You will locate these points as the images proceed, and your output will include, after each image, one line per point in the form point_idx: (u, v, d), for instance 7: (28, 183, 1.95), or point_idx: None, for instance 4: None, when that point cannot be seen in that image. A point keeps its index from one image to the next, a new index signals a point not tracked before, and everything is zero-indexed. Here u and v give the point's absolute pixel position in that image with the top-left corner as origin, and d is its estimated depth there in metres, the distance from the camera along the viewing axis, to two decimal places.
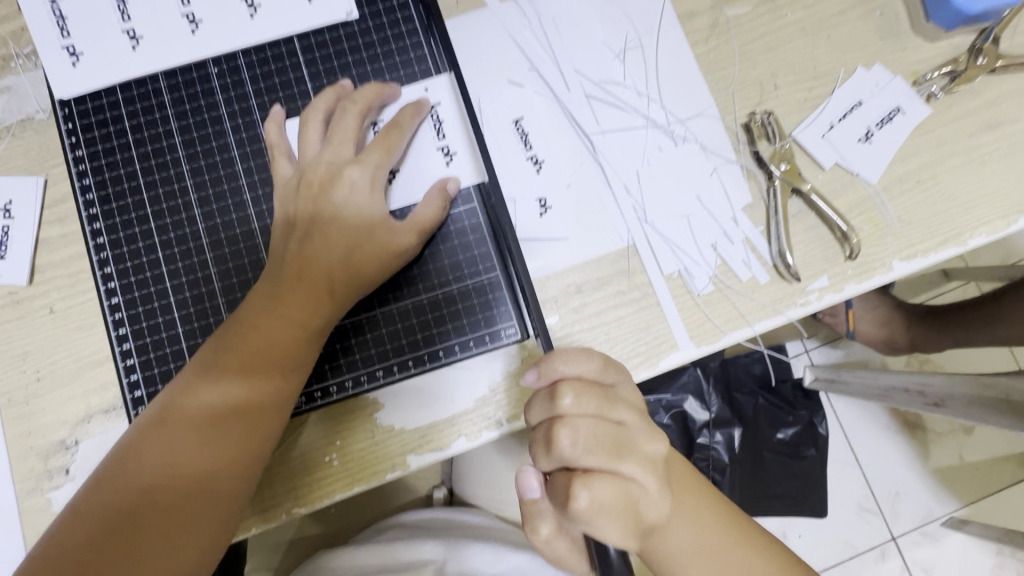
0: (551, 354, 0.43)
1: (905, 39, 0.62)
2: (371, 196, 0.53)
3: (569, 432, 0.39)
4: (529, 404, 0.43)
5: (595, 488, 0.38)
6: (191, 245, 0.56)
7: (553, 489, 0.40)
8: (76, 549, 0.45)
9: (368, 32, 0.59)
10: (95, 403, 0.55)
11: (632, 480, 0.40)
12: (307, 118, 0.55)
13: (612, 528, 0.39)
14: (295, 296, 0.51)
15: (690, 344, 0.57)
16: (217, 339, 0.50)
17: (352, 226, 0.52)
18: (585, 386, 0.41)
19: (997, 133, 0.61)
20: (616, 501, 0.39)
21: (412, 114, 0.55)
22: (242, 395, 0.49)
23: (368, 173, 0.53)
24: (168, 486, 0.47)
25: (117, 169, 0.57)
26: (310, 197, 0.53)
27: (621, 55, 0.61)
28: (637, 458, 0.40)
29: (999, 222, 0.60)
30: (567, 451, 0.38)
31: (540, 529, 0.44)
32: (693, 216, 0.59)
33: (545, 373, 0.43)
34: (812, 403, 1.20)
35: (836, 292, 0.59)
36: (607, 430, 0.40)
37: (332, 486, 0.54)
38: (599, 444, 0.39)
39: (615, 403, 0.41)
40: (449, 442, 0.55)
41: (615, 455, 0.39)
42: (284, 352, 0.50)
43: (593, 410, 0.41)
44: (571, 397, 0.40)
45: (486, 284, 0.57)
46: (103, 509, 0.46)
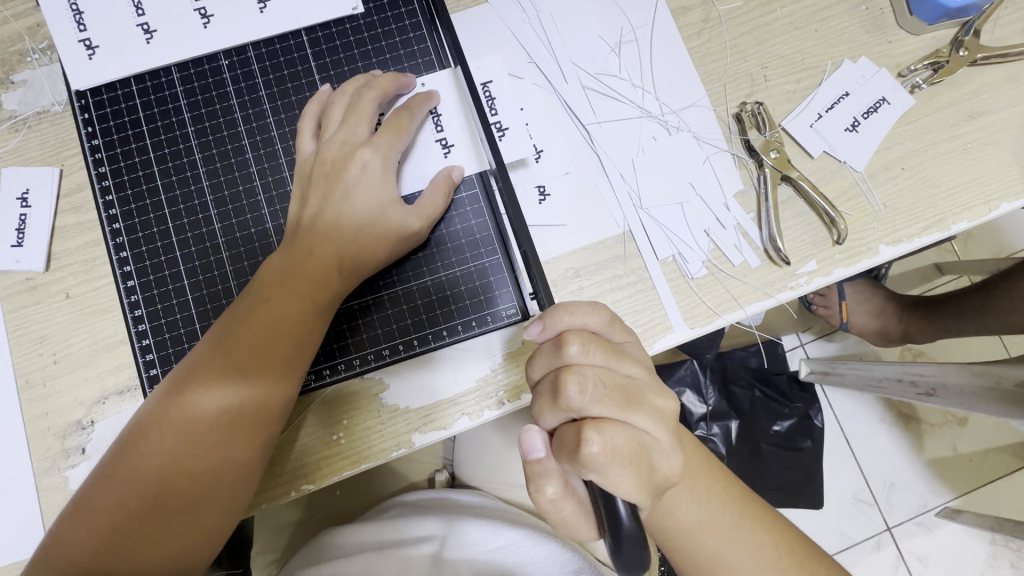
0: (554, 307, 0.43)
1: (890, 32, 0.64)
2: (382, 178, 0.55)
3: (577, 380, 0.38)
4: (534, 357, 0.42)
5: (607, 433, 0.37)
6: (204, 230, 0.58)
7: (562, 443, 0.38)
8: (100, 522, 0.47)
9: (372, 26, 0.61)
10: (110, 384, 0.57)
11: (642, 430, 0.39)
12: (333, 101, 0.57)
13: (624, 479, 0.37)
14: (304, 274, 0.52)
15: (684, 326, 0.59)
16: (228, 315, 0.52)
17: (361, 207, 0.54)
18: (590, 337, 0.41)
19: (979, 123, 0.63)
20: (629, 447, 0.37)
21: (422, 102, 0.57)
22: (253, 371, 0.50)
23: (380, 156, 0.54)
24: (184, 456, 0.49)
25: (131, 157, 0.59)
26: (324, 175, 0.55)
27: (616, 48, 0.63)
28: (649, 409, 0.40)
29: (981, 208, 0.62)
30: (575, 399, 0.37)
31: (545, 490, 0.40)
32: (687, 203, 0.62)
33: (548, 327, 0.42)
34: (808, 395, 1.22)
35: (825, 276, 0.61)
36: (614, 379, 0.39)
37: (340, 462, 0.56)
38: (608, 391, 0.38)
39: (621, 355, 0.41)
40: (452, 420, 0.57)
41: (626, 403, 0.39)
42: (294, 329, 0.52)
43: (599, 360, 0.40)
44: (577, 345, 0.40)
45: (487, 268, 0.59)
46: (123, 478, 0.48)
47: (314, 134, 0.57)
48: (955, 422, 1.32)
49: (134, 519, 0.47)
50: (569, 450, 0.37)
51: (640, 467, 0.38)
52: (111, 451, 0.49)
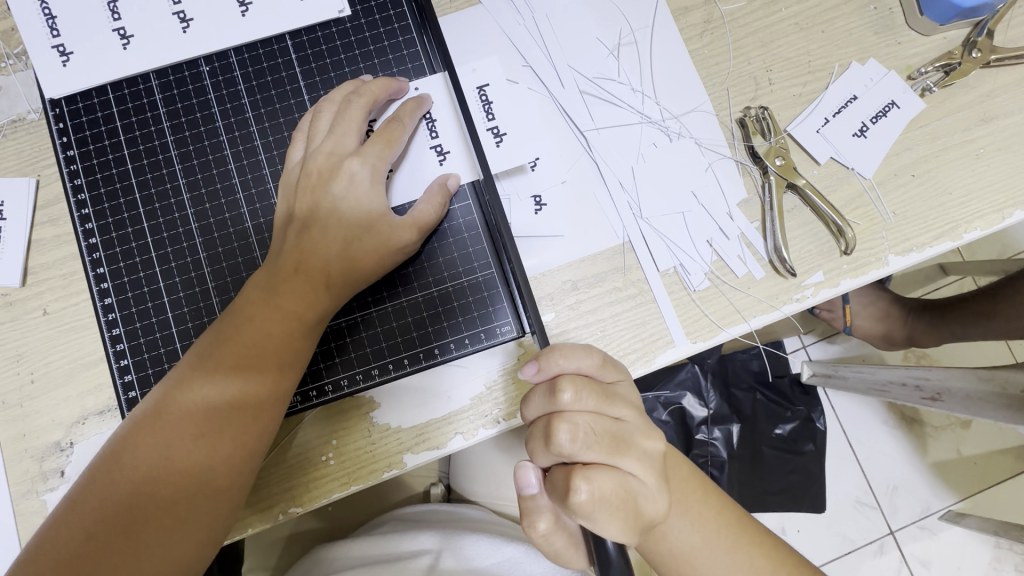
0: (550, 347, 0.40)
1: (900, 33, 0.62)
2: (371, 189, 0.52)
3: (569, 428, 0.36)
4: (527, 398, 0.40)
5: (595, 481, 0.36)
6: (184, 244, 0.56)
7: (553, 485, 0.38)
8: (73, 544, 0.44)
9: (360, 30, 0.59)
10: (90, 404, 0.55)
11: (632, 474, 0.38)
12: (319, 108, 0.55)
13: (612, 525, 0.37)
14: (291, 289, 0.50)
15: (686, 340, 0.57)
16: (213, 330, 0.50)
17: (350, 220, 0.52)
18: (584, 380, 0.39)
19: (992, 127, 0.61)
20: (616, 495, 0.37)
21: (412, 109, 0.55)
22: (238, 390, 0.48)
23: (369, 166, 0.52)
24: (163, 479, 0.47)
25: (108, 169, 0.57)
26: (310, 184, 0.52)
27: (615, 51, 0.61)
28: (638, 453, 0.39)
29: (994, 215, 0.60)
30: (565, 447, 0.36)
31: (538, 526, 0.40)
32: (688, 213, 0.59)
33: (544, 368, 0.40)
34: (812, 399, 1.20)
35: (832, 287, 0.59)
36: (606, 426, 0.38)
37: (329, 485, 0.54)
38: (599, 438, 0.37)
39: (613, 397, 0.40)
40: (446, 439, 0.55)
41: (617, 450, 0.38)
42: (280, 346, 0.50)
43: (591, 405, 0.39)
44: (570, 392, 0.38)
45: (481, 282, 0.57)
46: (99, 500, 0.46)
47: (303, 142, 0.55)
48: (960, 426, 1.30)
49: (107, 543, 0.45)
50: (560, 495, 0.37)
51: (628, 513, 0.37)
52: (89, 470, 0.47)
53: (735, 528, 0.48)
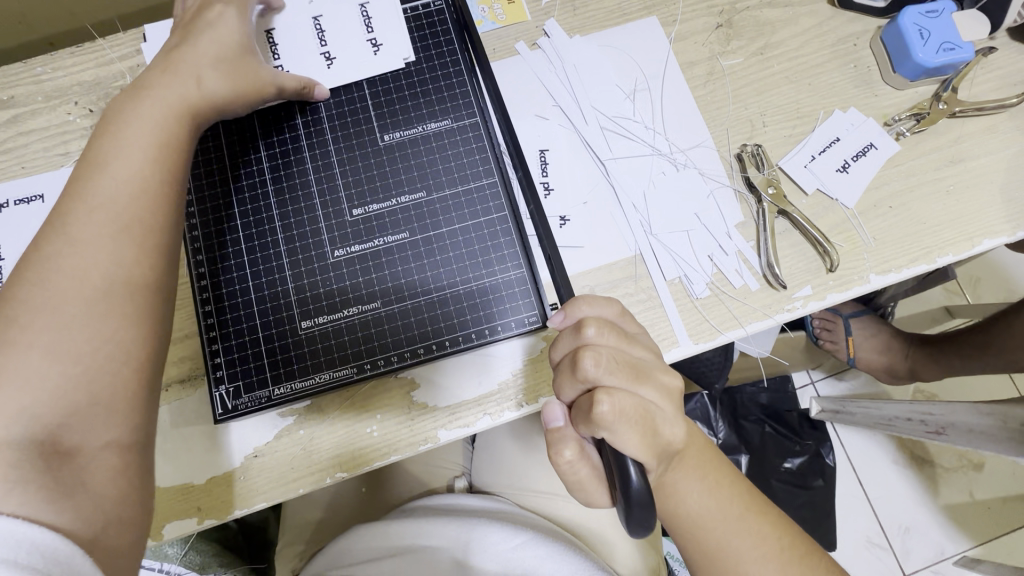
0: (576, 299, 0.49)
1: (876, 87, 0.72)
2: (220, 79, 0.57)
3: (592, 356, 0.43)
4: (555, 340, 0.47)
5: (616, 397, 0.41)
6: (268, 235, 0.64)
7: (577, 408, 0.43)
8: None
9: (422, 71, 0.70)
10: (171, 374, 0.64)
11: (650, 400, 0.43)
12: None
13: (632, 438, 0.41)
14: None
15: (689, 341, 0.65)
16: None
17: (219, 97, 0.56)
18: (605, 320, 0.46)
19: (959, 168, 0.70)
20: (636, 411, 0.42)
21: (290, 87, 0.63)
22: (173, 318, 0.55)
23: (234, 9, 0.60)
24: None
25: (203, 169, 0.65)
26: (162, 69, 0.55)
27: (631, 95, 0.72)
28: (656, 383, 0.44)
29: (965, 244, 0.68)
30: (590, 371, 0.43)
31: (563, 453, 0.45)
32: (692, 232, 0.68)
33: (569, 315, 0.48)
34: (820, 434, 1.26)
35: (819, 300, 0.66)
36: (626, 357, 0.44)
37: (374, 453, 0.62)
38: (620, 365, 0.43)
39: (632, 339, 0.46)
40: (474, 419, 0.63)
41: (636, 378, 0.43)
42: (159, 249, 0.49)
43: (613, 341, 0.45)
44: (593, 328, 0.45)
45: (517, 278, 0.65)
46: None
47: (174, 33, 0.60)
48: (971, 466, 1.33)
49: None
50: (585, 413, 0.42)
51: (647, 430, 0.42)
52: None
53: (740, 497, 0.54)
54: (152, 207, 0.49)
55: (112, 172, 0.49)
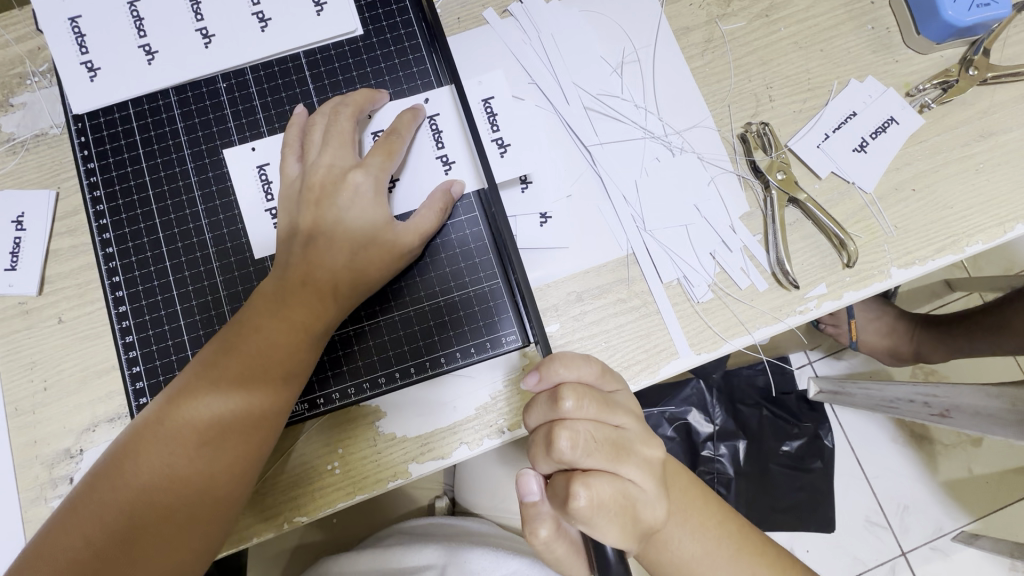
0: (550, 357, 0.42)
1: (897, 51, 0.63)
2: (375, 199, 0.54)
3: (569, 436, 0.38)
4: (530, 406, 0.42)
5: (594, 487, 0.38)
6: (197, 254, 0.57)
7: (553, 492, 0.39)
8: (65, 553, 0.45)
9: (372, 48, 0.61)
10: (101, 411, 0.56)
11: (631, 481, 0.40)
12: (314, 119, 0.56)
13: (610, 529, 0.38)
14: (253, 316, 0.51)
15: (690, 352, 0.58)
16: (220, 337, 0.51)
17: (355, 228, 0.53)
18: (584, 389, 0.41)
19: (990, 143, 0.61)
20: (615, 500, 0.38)
21: (409, 121, 0.56)
22: (245, 395, 0.49)
23: (371, 177, 0.54)
24: (166, 487, 0.47)
25: (126, 182, 0.59)
26: (314, 199, 0.53)
27: (618, 69, 0.63)
28: (639, 460, 0.40)
29: (995, 230, 0.60)
30: (566, 453, 0.38)
31: (539, 532, 0.41)
32: (692, 225, 0.60)
33: (544, 377, 0.42)
34: (818, 415, 1.20)
35: (835, 299, 0.59)
36: (606, 433, 0.40)
37: (334, 495, 0.54)
38: (599, 445, 0.39)
39: (614, 406, 0.41)
40: (450, 449, 0.55)
41: (616, 457, 0.39)
42: (285, 357, 0.50)
43: (593, 413, 0.40)
44: (571, 400, 0.39)
45: (487, 291, 0.58)
46: (99, 506, 0.46)
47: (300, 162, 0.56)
48: (970, 442, 1.28)
49: (104, 548, 0.46)
50: (560, 502, 0.38)
51: (625, 518, 0.39)
52: (88, 476, 0.48)
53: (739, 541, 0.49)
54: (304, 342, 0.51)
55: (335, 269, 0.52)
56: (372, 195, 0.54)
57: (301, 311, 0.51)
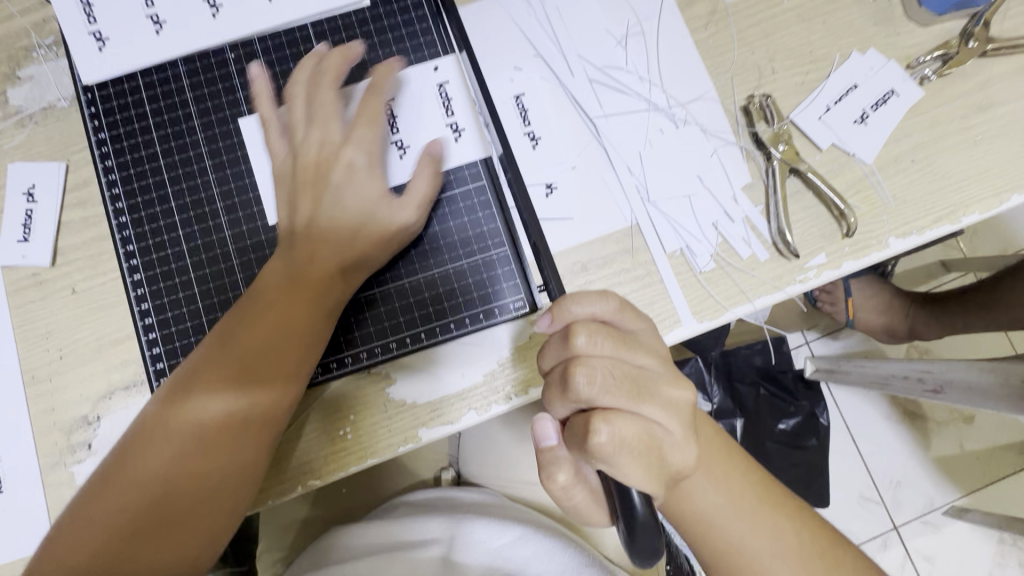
0: (563, 298, 0.42)
1: (898, 24, 0.64)
2: (368, 172, 0.55)
3: (586, 372, 0.38)
4: (544, 348, 0.42)
5: (615, 423, 0.37)
6: (210, 224, 0.58)
7: (571, 431, 0.39)
8: (101, 522, 0.47)
9: (378, 19, 0.61)
10: (116, 379, 0.57)
11: (655, 421, 0.39)
12: (290, 95, 0.56)
13: (633, 469, 0.37)
14: (267, 293, 0.52)
15: (693, 320, 0.59)
16: (234, 314, 0.52)
17: (351, 204, 0.54)
18: (598, 327, 0.40)
19: (988, 115, 0.62)
20: (639, 439, 0.37)
21: (385, 80, 0.56)
22: (262, 370, 0.50)
23: (363, 151, 0.54)
24: (191, 459, 0.49)
25: (137, 152, 0.59)
26: (308, 178, 0.54)
27: (623, 41, 0.63)
28: (662, 400, 0.39)
29: (991, 200, 0.61)
30: (583, 391, 0.38)
31: (556, 477, 0.41)
32: (695, 196, 0.61)
33: (558, 319, 0.42)
34: (813, 393, 1.21)
35: (834, 269, 0.60)
36: (624, 370, 0.39)
37: (348, 457, 0.56)
38: (619, 383, 0.38)
39: (633, 345, 0.41)
40: (459, 415, 0.57)
41: (636, 395, 0.38)
42: (299, 331, 0.52)
43: (609, 350, 0.40)
44: (585, 337, 0.39)
45: (495, 259, 0.59)
46: (128, 478, 0.48)
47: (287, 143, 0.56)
48: (962, 418, 1.31)
49: (138, 517, 0.48)
50: (579, 439, 0.38)
51: (650, 458, 0.38)
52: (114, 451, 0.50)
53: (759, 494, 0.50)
54: (317, 316, 0.52)
55: (341, 244, 0.53)
56: (367, 171, 0.54)
57: (313, 288, 0.52)
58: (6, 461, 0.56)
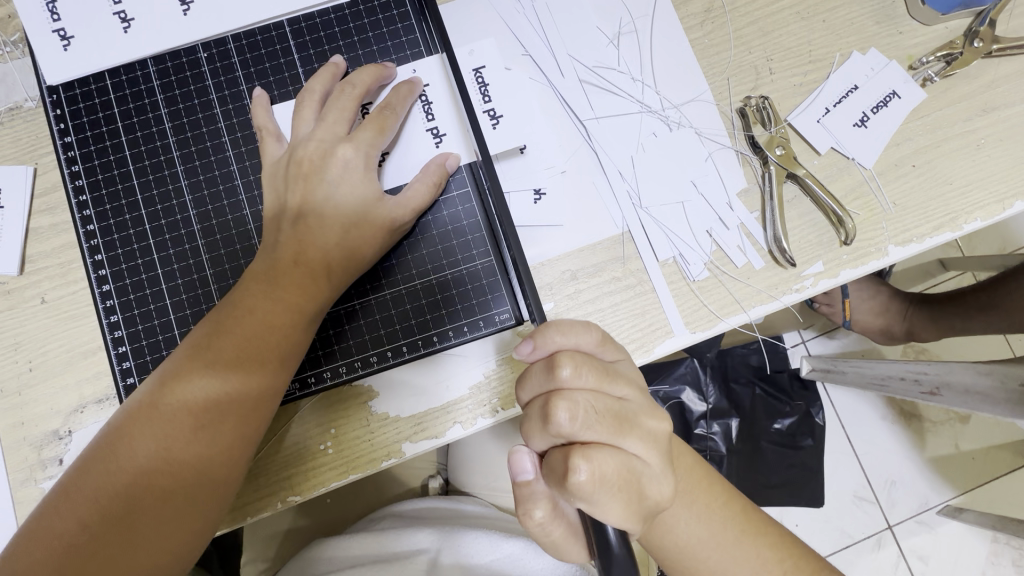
0: (546, 326, 0.41)
1: (901, 22, 0.62)
2: (364, 176, 0.53)
3: (568, 407, 0.36)
4: (524, 377, 0.40)
5: (594, 461, 0.36)
6: (182, 232, 0.56)
7: (550, 468, 0.37)
8: (59, 537, 0.44)
9: (359, 16, 0.59)
10: (88, 393, 0.55)
11: (632, 454, 0.38)
12: (304, 98, 0.55)
13: (613, 507, 0.36)
14: (245, 297, 0.50)
15: (685, 330, 0.57)
16: (210, 318, 0.50)
17: (345, 206, 0.52)
18: (582, 357, 0.39)
19: (992, 118, 0.60)
20: (618, 475, 0.36)
21: (405, 96, 0.55)
22: (239, 378, 0.48)
23: (361, 153, 0.52)
24: (160, 470, 0.46)
25: (106, 157, 0.57)
26: (300, 175, 0.52)
27: (615, 41, 0.61)
28: (642, 432, 0.38)
29: (994, 206, 0.60)
30: (565, 426, 0.36)
31: (533, 513, 0.40)
32: (688, 203, 0.59)
33: (540, 347, 0.40)
34: (809, 393, 1.20)
35: (832, 277, 0.58)
36: (606, 404, 0.38)
37: (327, 474, 0.54)
38: (601, 417, 0.37)
39: (615, 376, 0.39)
40: (444, 429, 0.55)
41: (617, 429, 0.37)
42: (278, 337, 0.49)
43: (592, 383, 0.38)
44: (570, 369, 0.38)
45: (480, 269, 0.57)
46: (91, 491, 0.45)
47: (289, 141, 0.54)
48: (958, 419, 1.30)
49: (98, 533, 0.44)
50: (558, 478, 0.36)
51: (628, 494, 0.37)
52: (75, 466, 0.47)
53: (737, 517, 0.49)
54: (298, 323, 0.50)
55: (326, 247, 0.51)
56: (363, 172, 0.52)
57: (292, 292, 0.50)
58: None
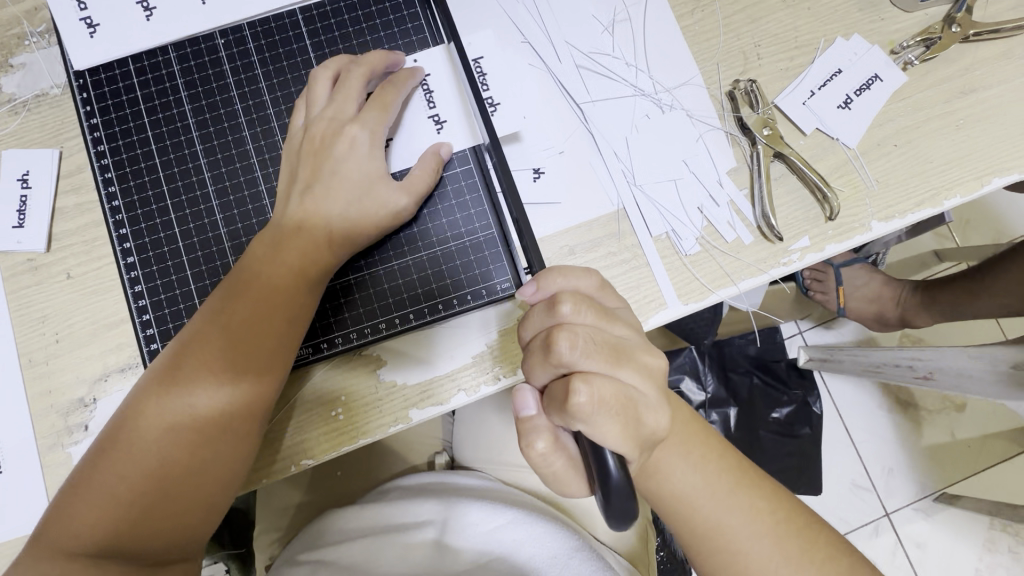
0: (549, 270, 0.46)
1: (883, 10, 0.65)
2: (370, 152, 0.56)
3: (568, 337, 0.40)
4: (527, 317, 0.44)
5: (593, 385, 0.38)
6: (202, 207, 0.59)
7: (551, 397, 0.40)
8: (96, 495, 0.47)
9: (366, 5, 0.62)
10: (112, 362, 0.58)
11: (630, 385, 0.41)
12: (315, 77, 0.57)
13: (611, 429, 0.38)
14: (256, 266, 0.53)
15: (678, 303, 0.60)
16: (226, 286, 0.53)
17: (349, 182, 0.55)
18: (581, 297, 0.43)
19: (971, 99, 0.63)
20: (616, 399, 0.39)
21: (407, 79, 0.58)
22: (252, 341, 0.51)
23: (368, 130, 0.55)
24: (182, 430, 0.49)
25: (130, 137, 0.60)
26: (312, 151, 0.56)
27: (610, 28, 0.64)
28: (637, 365, 0.42)
29: (973, 183, 0.62)
30: (565, 354, 0.39)
31: (535, 445, 0.42)
32: (680, 181, 0.62)
33: (542, 288, 0.45)
34: (806, 383, 1.23)
35: (818, 252, 0.61)
36: (605, 338, 0.41)
37: (339, 438, 0.57)
38: (599, 348, 0.40)
39: (614, 318, 0.43)
40: (448, 396, 0.58)
41: (614, 360, 0.40)
42: (288, 301, 0.52)
43: (591, 320, 0.42)
44: (570, 306, 0.41)
45: (483, 241, 0.60)
46: (122, 452, 0.48)
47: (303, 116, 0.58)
48: (953, 407, 1.32)
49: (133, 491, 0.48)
50: (558, 403, 0.39)
51: (626, 419, 0.39)
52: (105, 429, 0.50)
53: (734, 473, 0.50)
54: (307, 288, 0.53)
55: (331, 222, 0.54)
56: (369, 149, 0.55)
57: (302, 259, 0.53)
58: (4, 443, 0.57)
